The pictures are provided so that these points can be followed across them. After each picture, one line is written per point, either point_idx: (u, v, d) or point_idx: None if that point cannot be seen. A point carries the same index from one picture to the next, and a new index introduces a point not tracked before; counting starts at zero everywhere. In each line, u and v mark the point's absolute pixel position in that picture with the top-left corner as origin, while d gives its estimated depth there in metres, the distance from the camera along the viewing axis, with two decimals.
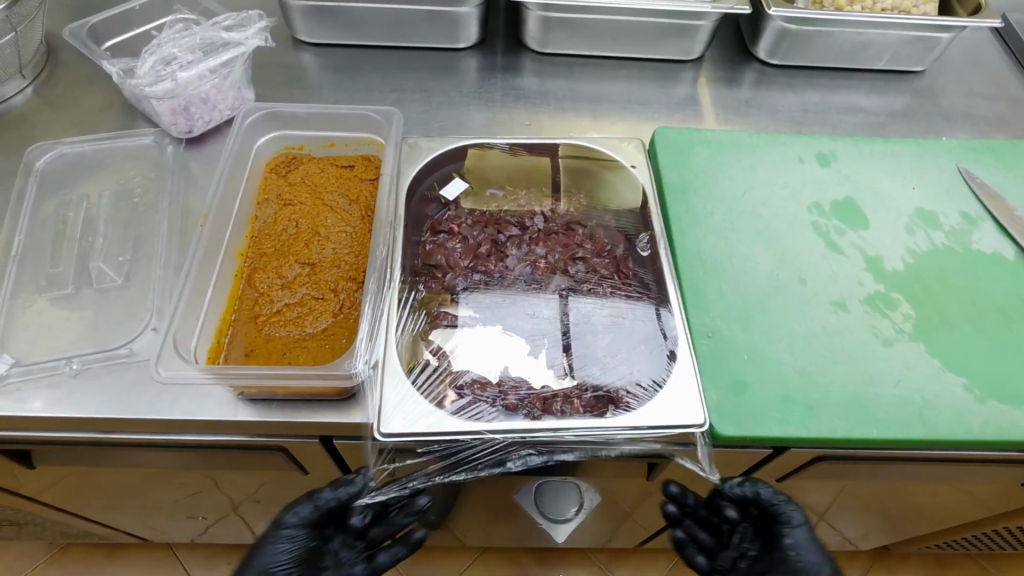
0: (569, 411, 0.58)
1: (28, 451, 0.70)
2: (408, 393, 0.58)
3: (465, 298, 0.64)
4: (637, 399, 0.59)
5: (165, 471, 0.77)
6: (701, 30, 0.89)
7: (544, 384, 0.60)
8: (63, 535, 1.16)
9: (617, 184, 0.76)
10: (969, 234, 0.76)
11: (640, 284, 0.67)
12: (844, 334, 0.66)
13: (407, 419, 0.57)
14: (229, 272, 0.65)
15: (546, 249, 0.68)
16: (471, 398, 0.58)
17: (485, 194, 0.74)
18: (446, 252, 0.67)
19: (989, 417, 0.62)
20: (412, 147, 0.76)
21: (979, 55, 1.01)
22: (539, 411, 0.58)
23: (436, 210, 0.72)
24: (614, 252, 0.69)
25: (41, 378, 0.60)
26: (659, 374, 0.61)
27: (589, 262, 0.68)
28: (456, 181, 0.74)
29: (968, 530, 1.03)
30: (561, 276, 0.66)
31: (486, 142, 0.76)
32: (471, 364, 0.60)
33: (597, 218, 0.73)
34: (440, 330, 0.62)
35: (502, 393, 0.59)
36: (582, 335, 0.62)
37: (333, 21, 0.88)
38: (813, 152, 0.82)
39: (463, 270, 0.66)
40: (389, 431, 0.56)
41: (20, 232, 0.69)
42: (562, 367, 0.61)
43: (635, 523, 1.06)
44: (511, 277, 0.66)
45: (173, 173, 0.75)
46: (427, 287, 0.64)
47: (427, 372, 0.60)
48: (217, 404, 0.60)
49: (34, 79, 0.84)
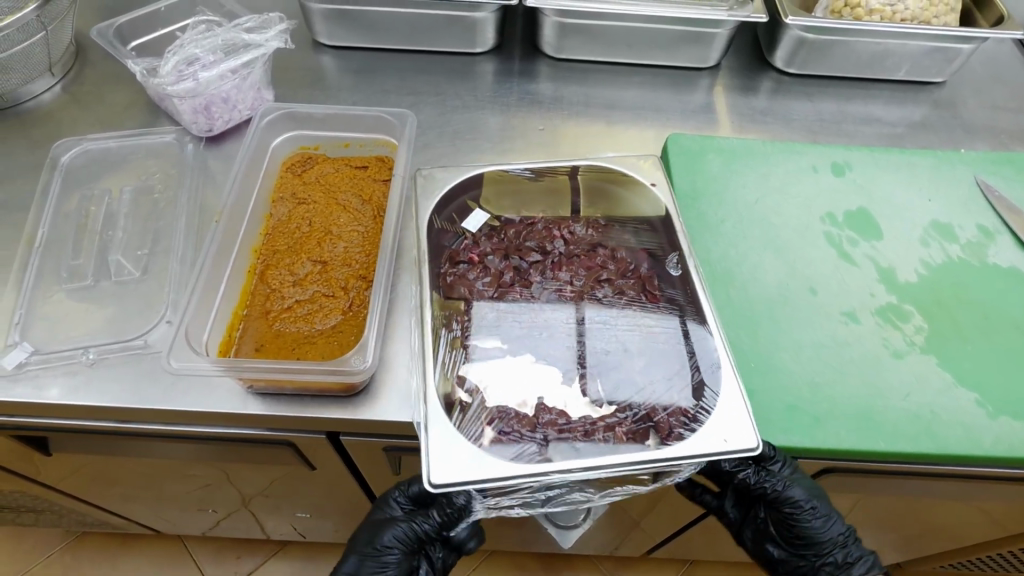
0: (610, 442, 0.52)
1: (44, 439, 0.72)
2: (454, 436, 0.52)
3: (489, 329, 0.59)
4: (681, 430, 0.54)
5: (176, 463, 0.78)
6: (717, 38, 0.89)
7: (581, 414, 0.54)
8: (78, 524, 1.19)
9: (635, 202, 0.72)
10: (986, 247, 0.74)
11: (670, 304, 0.62)
12: (853, 345, 0.66)
13: (454, 468, 0.50)
14: (242, 269, 0.67)
15: (570, 274, 0.64)
16: (511, 436, 0.52)
17: (502, 220, 0.69)
18: (469, 284, 0.62)
19: (1000, 434, 0.61)
20: (427, 179, 0.71)
21: (1003, 67, 1.00)
22: (583, 442, 0.52)
23: (453, 239, 0.67)
24: (644, 271, 0.65)
25: (59, 366, 0.62)
26: (705, 400, 0.55)
27: (614, 284, 0.63)
28: (478, 212, 0.69)
29: (985, 551, 1.01)
30: (589, 301, 0.61)
31: (502, 169, 0.72)
32: (505, 398, 0.55)
33: (618, 238, 0.68)
34: (467, 362, 0.57)
35: (542, 430, 0.53)
36: (615, 363, 0.57)
37: (352, 25, 0.90)
38: (828, 161, 0.81)
39: (490, 299, 0.61)
40: (440, 482, 0.50)
41: (44, 225, 0.72)
42: (597, 394, 0.55)
43: (642, 531, 1.06)
44: (539, 305, 0.61)
45: (193, 170, 0.77)
46: (454, 323, 0.59)
47: (463, 412, 0.54)
48: (227, 397, 0.61)
49: (62, 77, 0.86)
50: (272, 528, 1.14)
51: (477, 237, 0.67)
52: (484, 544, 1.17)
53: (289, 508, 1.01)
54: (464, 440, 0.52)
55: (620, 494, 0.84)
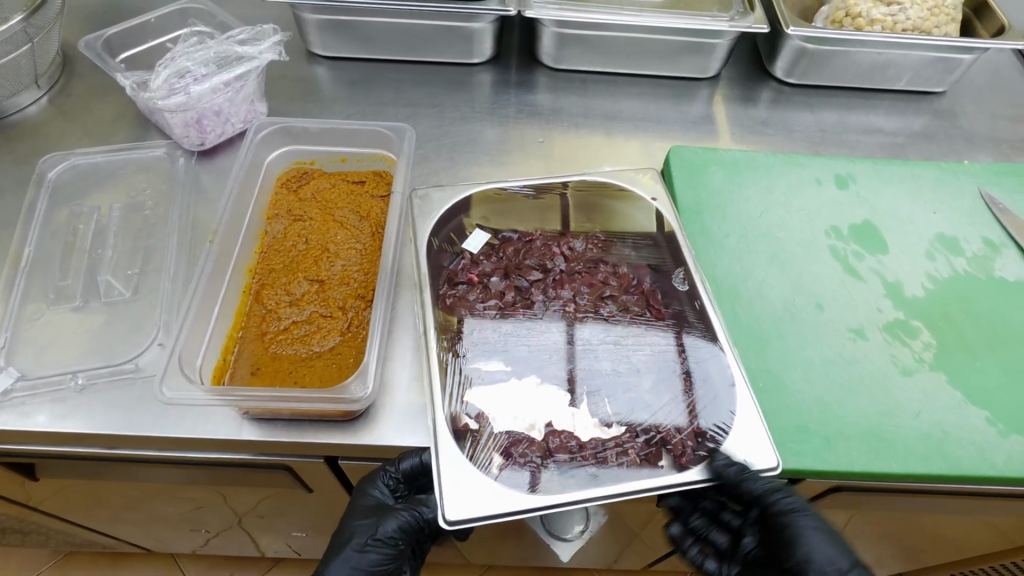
0: (623, 466, 0.51)
1: (30, 465, 0.69)
2: (465, 469, 0.49)
3: (492, 351, 0.57)
4: (697, 451, 0.52)
5: (167, 486, 0.76)
6: (717, 48, 0.88)
7: (591, 436, 0.53)
8: (65, 544, 1.16)
9: (635, 217, 0.70)
10: (991, 260, 0.74)
11: (678, 321, 0.60)
12: (861, 362, 0.65)
13: (471, 502, 0.48)
14: (237, 288, 0.65)
15: (573, 291, 0.62)
16: (520, 461, 0.51)
17: (500, 238, 0.67)
18: (469, 305, 0.61)
19: (1012, 453, 0.60)
20: (423, 199, 0.68)
21: (1001, 76, 0.99)
22: (596, 467, 0.51)
23: (451, 259, 0.65)
24: (651, 288, 0.63)
25: (46, 393, 0.60)
26: (720, 421, 0.54)
27: (618, 300, 0.62)
28: (478, 231, 0.67)
29: (987, 563, 1.00)
30: (594, 319, 0.60)
31: (499, 187, 0.70)
32: (513, 425, 0.53)
33: (620, 253, 0.67)
34: (471, 386, 0.55)
35: (552, 455, 0.51)
36: (624, 384, 0.56)
37: (347, 36, 0.88)
38: (831, 173, 0.81)
39: (491, 321, 0.59)
40: (456, 518, 0.47)
41: (30, 243, 0.69)
42: (607, 416, 0.54)
43: (644, 545, 1.04)
44: (541, 326, 0.59)
45: (184, 186, 0.75)
46: (454, 342, 0.58)
47: (473, 442, 0.52)
48: (222, 423, 0.59)
49: (49, 89, 0.84)
50: (267, 545, 1.11)
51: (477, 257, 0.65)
52: (482, 558, 1.16)
53: (284, 527, 0.98)
54: (478, 473, 0.49)
55: (624, 509, 0.83)
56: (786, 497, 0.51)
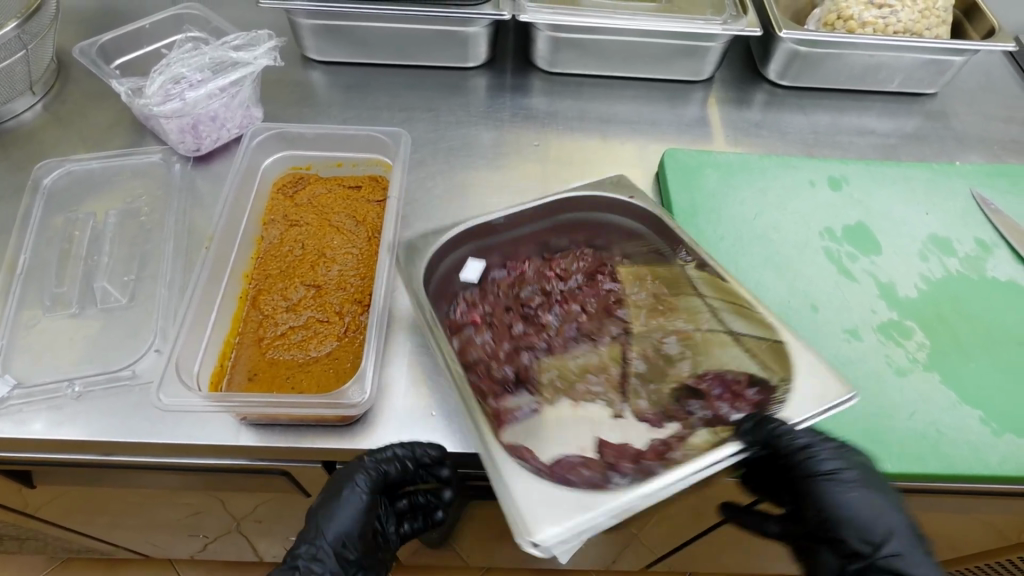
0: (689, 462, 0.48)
1: (27, 472, 0.69)
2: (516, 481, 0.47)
3: (517, 386, 0.58)
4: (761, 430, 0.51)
5: (164, 492, 0.76)
6: (711, 51, 0.89)
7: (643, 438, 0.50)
8: (63, 551, 1.15)
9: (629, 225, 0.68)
10: (984, 261, 0.74)
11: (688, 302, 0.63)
12: (856, 363, 0.65)
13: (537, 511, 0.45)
14: (234, 294, 0.65)
15: (581, 303, 0.66)
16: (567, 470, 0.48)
17: (490, 280, 0.66)
18: (479, 347, 0.60)
19: (1006, 452, 0.60)
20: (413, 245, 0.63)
21: (992, 77, 1.00)
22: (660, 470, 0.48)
23: (449, 305, 0.62)
24: (655, 294, 0.65)
25: (43, 400, 0.60)
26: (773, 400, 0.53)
27: (627, 300, 0.66)
28: (471, 262, 0.65)
29: (982, 561, 1.01)
30: (614, 322, 0.64)
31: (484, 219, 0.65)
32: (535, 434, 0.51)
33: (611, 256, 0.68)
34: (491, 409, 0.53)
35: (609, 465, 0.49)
36: None
37: (343, 41, 0.88)
38: (825, 175, 0.81)
39: (506, 361, 0.60)
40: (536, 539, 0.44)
41: (26, 250, 0.69)
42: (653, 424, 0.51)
43: (642, 546, 1.05)
44: (560, 344, 0.63)
45: (180, 192, 0.75)
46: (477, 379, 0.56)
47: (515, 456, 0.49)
48: (219, 429, 0.59)
49: (44, 96, 0.84)
50: (265, 550, 1.11)
51: (470, 294, 0.65)
52: (481, 561, 1.16)
53: (283, 532, 0.99)
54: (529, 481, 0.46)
55: None
56: (822, 455, 0.52)
